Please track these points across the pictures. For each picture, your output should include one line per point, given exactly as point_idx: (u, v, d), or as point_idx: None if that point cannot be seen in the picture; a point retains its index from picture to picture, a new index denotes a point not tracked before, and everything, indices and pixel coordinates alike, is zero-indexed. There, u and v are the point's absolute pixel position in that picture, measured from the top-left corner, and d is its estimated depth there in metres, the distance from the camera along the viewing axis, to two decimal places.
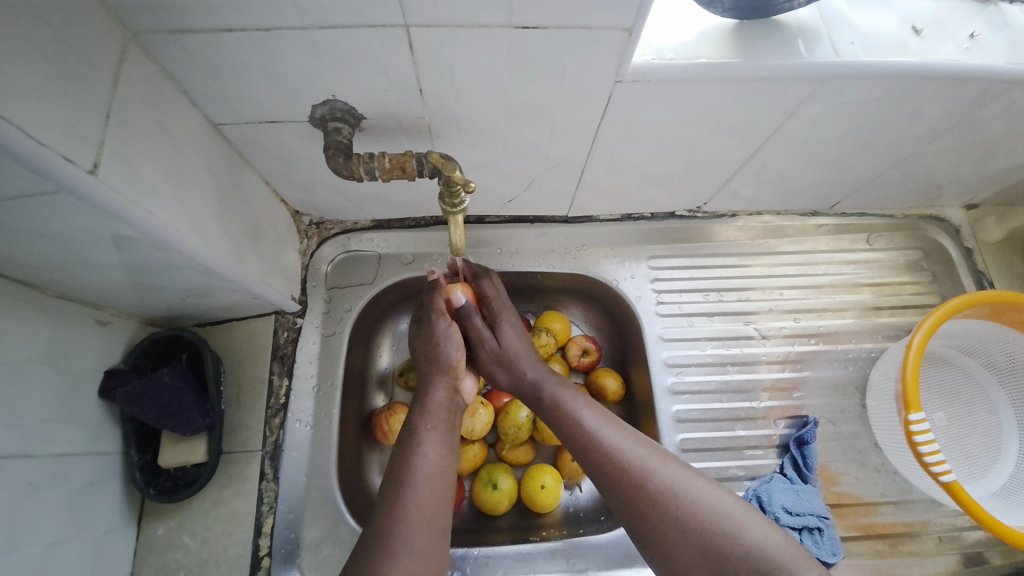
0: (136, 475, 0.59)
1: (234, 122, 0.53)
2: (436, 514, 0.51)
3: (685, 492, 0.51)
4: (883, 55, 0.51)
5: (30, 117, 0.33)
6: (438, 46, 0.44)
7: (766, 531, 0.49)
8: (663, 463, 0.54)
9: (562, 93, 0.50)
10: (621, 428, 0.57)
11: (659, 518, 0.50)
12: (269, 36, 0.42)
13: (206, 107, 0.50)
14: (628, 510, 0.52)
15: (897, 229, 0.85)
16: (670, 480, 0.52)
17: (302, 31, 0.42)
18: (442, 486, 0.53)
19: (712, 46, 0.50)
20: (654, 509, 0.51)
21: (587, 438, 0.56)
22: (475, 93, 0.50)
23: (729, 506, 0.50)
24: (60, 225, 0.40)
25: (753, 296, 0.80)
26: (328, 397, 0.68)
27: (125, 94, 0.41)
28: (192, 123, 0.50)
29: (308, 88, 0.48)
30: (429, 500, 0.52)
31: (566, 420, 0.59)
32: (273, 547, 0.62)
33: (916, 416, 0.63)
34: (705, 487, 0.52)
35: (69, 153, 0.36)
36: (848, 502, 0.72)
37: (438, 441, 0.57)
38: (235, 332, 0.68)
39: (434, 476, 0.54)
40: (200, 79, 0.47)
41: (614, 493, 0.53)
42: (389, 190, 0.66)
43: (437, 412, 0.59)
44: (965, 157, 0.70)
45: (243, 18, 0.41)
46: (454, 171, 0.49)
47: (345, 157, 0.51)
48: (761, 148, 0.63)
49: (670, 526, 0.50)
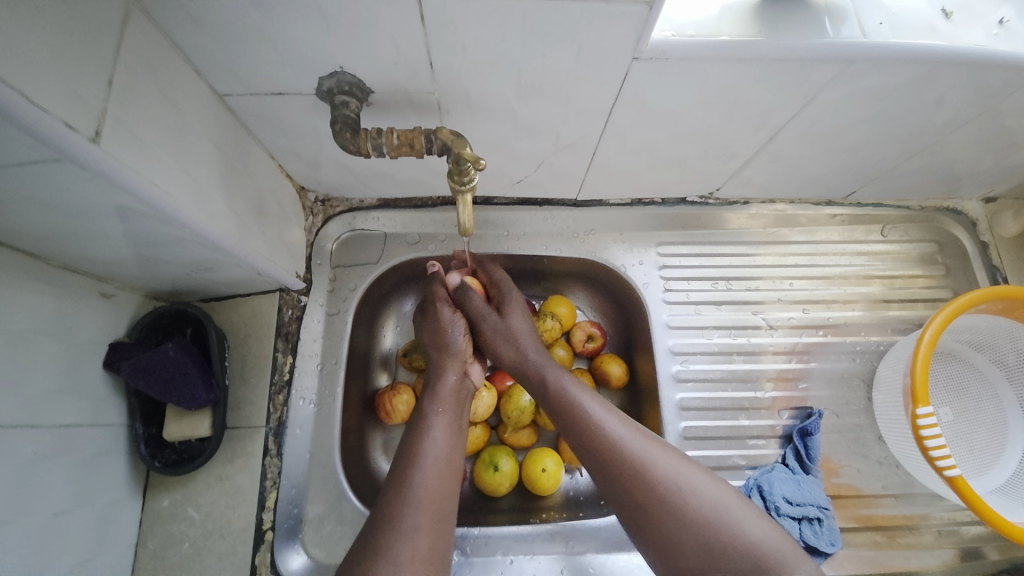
0: (141, 448, 0.60)
1: (240, 94, 0.51)
2: (444, 496, 0.52)
3: (685, 484, 0.51)
4: (912, 37, 0.49)
5: (30, 80, 0.32)
6: (450, 17, 0.43)
7: (761, 526, 0.49)
8: (667, 457, 0.54)
9: (576, 70, 0.49)
10: (624, 420, 0.57)
11: (657, 509, 0.50)
12: (276, 3, 0.41)
13: (211, 77, 0.49)
14: (624, 499, 0.52)
15: (913, 221, 0.83)
16: (671, 472, 0.52)
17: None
18: (451, 470, 0.54)
19: (734, 25, 0.48)
20: (652, 500, 0.51)
21: (589, 426, 0.56)
22: (487, 69, 0.49)
23: (726, 500, 0.51)
24: (61, 193, 0.39)
25: (761, 286, 0.79)
26: (332, 376, 0.68)
27: (128, 60, 0.40)
28: (196, 93, 0.49)
29: (315, 59, 0.47)
30: (438, 483, 0.52)
31: (567, 406, 0.59)
32: (276, 522, 0.63)
33: (924, 410, 0.62)
34: (703, 480, 0.52)
35: (71, 119, 0.35)
36: (849, 493, 0.72)
37: (445, 427, 0.58)
38: (240, 308, 0.68)
39: (442, 459, 0.54)
40: (205, 46, 0.45)
41: (612, 481, 0.53)
42: (396, 168, 0.65)
43: (446, 398, 0.61)
44: (987, 148, 0.68)
45: None
46: (464, 148, 0.48)
47: (352, 132, 0.50)
48: (779, 133, 0.61)
49: (668, 517, 0.50)
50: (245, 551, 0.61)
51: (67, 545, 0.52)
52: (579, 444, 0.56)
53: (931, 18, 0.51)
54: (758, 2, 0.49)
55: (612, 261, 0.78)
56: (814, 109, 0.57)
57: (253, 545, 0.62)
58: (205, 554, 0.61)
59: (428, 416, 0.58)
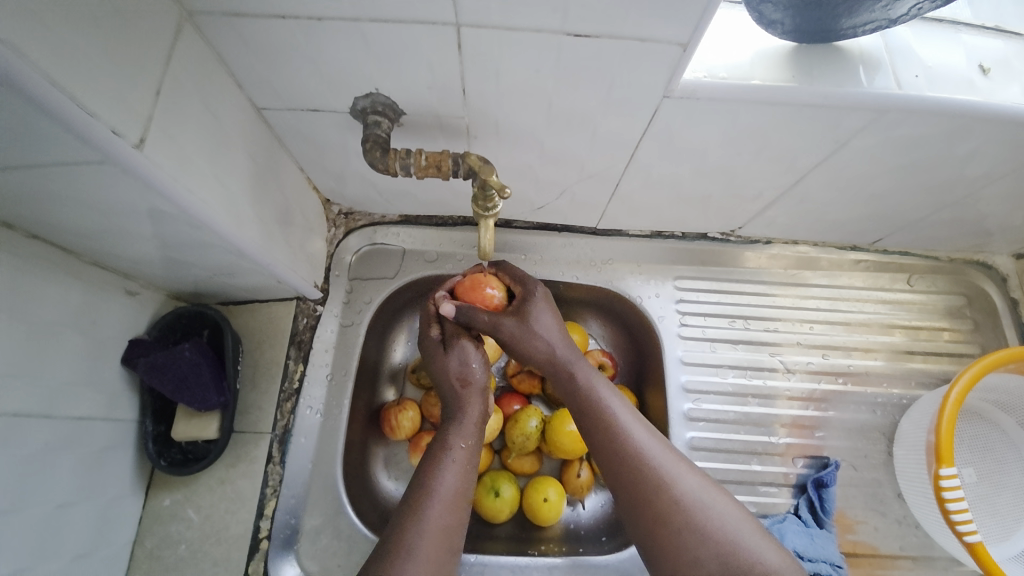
0: (149, 445, 0.60)
1: (278, 108, 0.53)
2: (456, 528, 0.51)
3: (704, 504, 0.50)
4: (948, 91, 0.49)
5: (83, 88, 0.34)
6: (485, 47, 0.44)
7: (779, 557, 0.47)
8: (688, 473, 0.52)
9: (607, 103, 0.49)
10: (647, 431, 0.55)
11: (672, 526, 0.48)
12: (322, 26, 0.43)
13: (252, 91, 0.51)
14: (639, 512, 0.50)
15: (940, 272, 0.81)
16: (692, 490, 0.50)
17: (354, 24, 0.42)
18: (463, 504, 0.53)
19: (767, 68, 0.48)
20: (669, 515, 0.49)
21: (614, 433, 0.54)
22: (519, 98, 0.50)
23: (743, 527, 0.49)
24: (101, 193, 0.41)
25: (780, 327, 0.78)
26: (340, 387, 0.69)
27: (176, 71, 0.42)
28: (236, 105, 0.50)
29: (354, 80, 0.48)
30: (448, 520, 0.51)
31: (590, 411, 0.57)
32: (273, 531, 0.62)
33: (947, 472, 0.59)
34: (724, 503, 0.50)
35: (118, 125, 0.36)
36: (864, 552, 0.69)
37: (464, 462, 0.55)
38: (257, 313, 0.69)
39: (455, 498, 0.52)
40: (249, 62, 0.47)
41: (630, 494, 0.51)
42: (420, 186, 0.66)
43: (468, 430, 0.58)
44: (1022, 204, 0.66)
45: (297, 7, 0.41)
46: (491, 175, 0.49)
47: (382, 151, 0.51)
48: (805, 176, 0.61)
49: (682, 533, 0.48)
50: (239, 559, 0.61)
51: (67, 538, 0.53)
52: (599, 447, 0.55)
53: (969, 73, 0.51)
54: (792, 49, 0.50)
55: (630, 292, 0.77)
56: (842, 155, 0.57)
57: (248, 553, 0.61)
58: (199, 558, 0.61)
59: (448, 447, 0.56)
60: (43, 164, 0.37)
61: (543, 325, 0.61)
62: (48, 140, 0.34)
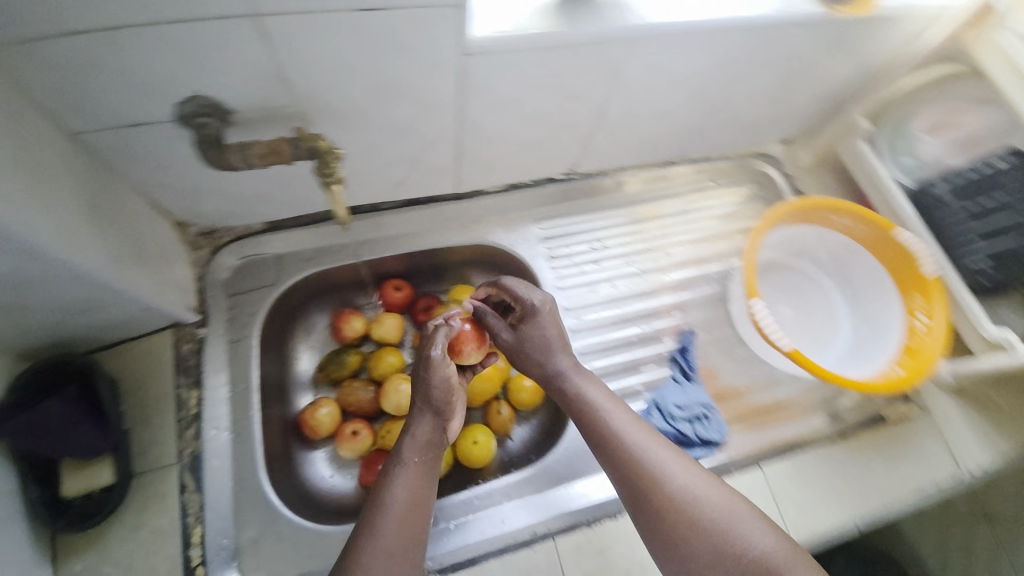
0: (36, 509, 0.67)
1: (39, 136, 0.55)
2: (414, 517, 0.66)
3: (689, 497, 0.65)
4: (632, 10, 0.68)
5: None
6: (262, 24, 0.53)
7: (772, 540, 0.62)
8: (678, 467, 0.68)
9: (385, 53, 0.60)
10: (641, 428, 0.72)
11: (666, 496, 0.65)
12: (100, 28, 0.50)
13: (50, 107, 0.56)
14: (643, 514, 0.66)
15: (735, 168, 1.12)
16: (689, 491, 0.66)
17: (125, 33, 0.51)
18: (416, 506, 0.67)
19: (542, 19, 0.65)
20: (660, 501, 0.65)
21: (617, 436, 0.71)
22: (296, 55, 0.58)
23: (708, 492, 0.66)
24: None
25: (633, 239, 1.00)
26: (243, 401, 0.80)
27: None
28: (54, 138, 0.57)
29: (138, 74, 0.55)
30: (401, 515, 0.65)
31: (590, 415, 0.73)
32: (205, 557, 0.72)
33: (757, 301, 0.84)
34: (705, 486, 0.66)
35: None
36: (732, 394, 0.92)
37: (411, 478, 0.68)
38: (130, 358, 0.79)
39: (409, 506, 0.66)
40: (58, 82, 0.53)
41: (630, 482, 0.68)
42: (282, 191, 0.82)
43: (418, 446, 0.70)
44: (770, 96, 0.93)
45: (96, 18, 0.49)
46: (321, 142, 0.64)
47: (214, 147, 0.62)
48: (569, 102, 0.77)
49: (665, 498, 0.65)
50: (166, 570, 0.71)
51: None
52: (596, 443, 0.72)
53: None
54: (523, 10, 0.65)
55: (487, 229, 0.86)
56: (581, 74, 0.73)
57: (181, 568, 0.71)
58: None
59: (401, 463, 0.69)
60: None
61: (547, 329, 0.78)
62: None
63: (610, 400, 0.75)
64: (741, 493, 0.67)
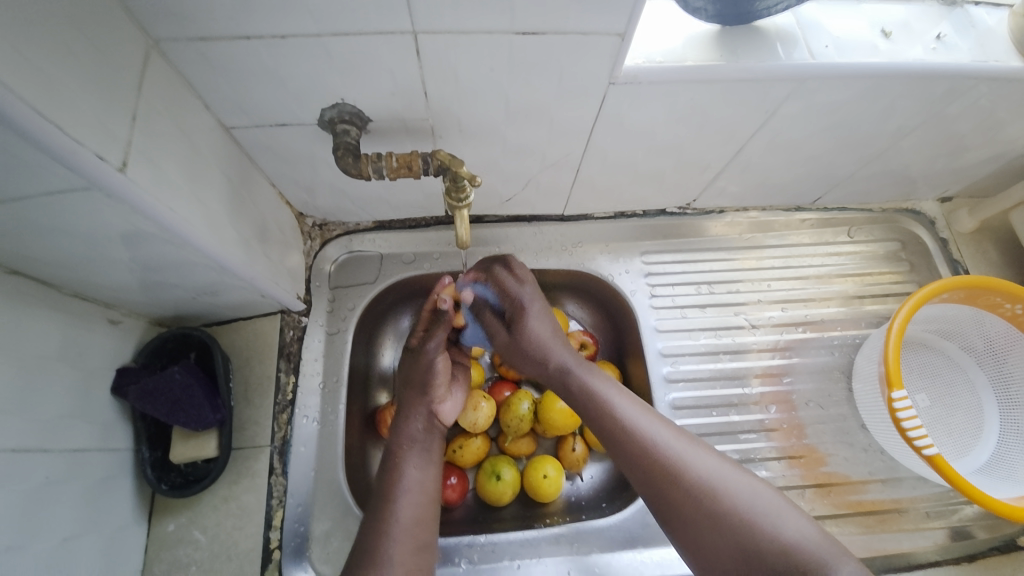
0: (148, 471, 0.57)
1: (487, 181, 0.66)
2: (429, 505, 0.55)
3: (732, 488, 0.49)
4: None
5: (259, 91, 0.47)
6: (680, 245, 0.81)
7: (797, 523, 0.46)
8: (734, 476, 0.50)
9: (748, 291, 0.80)
10: (692, 443, 0.53)
11: (700, 520, 0.48)
12: (619, 134, 0.58)
13: (514, 178, 0.66)
14: (700, 535, 0.48)
15: None
16: (709, 473, 0.50)
17: (583, 216, 0.78)
18: (430, 497, 0.56)
19: None
20: (701, 526, 0.48)
21: (602, 404, 0.57)
22: (710, 299, 0.79)
23: (786, 514, 0.47)
24: (265, 51, 0.43)
25: None
26: (478, 504, 0.73)
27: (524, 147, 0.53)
28: (525, 247, 0.77)
29: (619, 155, 0.63)
30: (418, 512, 0.54)
31: (605, 418, 0.56)
32: (283, 541, 0.60)
33: None
34: (741, 480, 0.50)
35: (100, 151, 0.36)
36: None
37: (416, 459, 0.58)
38: (241, 331, 0.66)
39: (417, 519, 0.54)
40: (560, 173, 0.66)
41: (688, 502, 0.49)
42: (627, 319, 0.79)
43: (415, 433, 0.60)
44: None
45: None
46: (461, 168, 0.49)
47: (354, 157, 0.51)
48: (952, 424, 0.72)
49: (722, 532, 0.47)
50: (253, 572, 0.58)
51: (117, 566, 0.54)
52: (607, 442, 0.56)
53: None
54: (850, 281, 0.82)
55: (804, 472, 0.71)
56: (952, 399, 0.73)
57: (261, 565, 0.58)
58: None
59: (399, 449, 0.59)
60: (23, 195, 0.35)
61: (539, 325, 0.63)
62: (30, 168, 0.33)
63: (621, 391, 0.59)
64: (726, 468, 0.51)
